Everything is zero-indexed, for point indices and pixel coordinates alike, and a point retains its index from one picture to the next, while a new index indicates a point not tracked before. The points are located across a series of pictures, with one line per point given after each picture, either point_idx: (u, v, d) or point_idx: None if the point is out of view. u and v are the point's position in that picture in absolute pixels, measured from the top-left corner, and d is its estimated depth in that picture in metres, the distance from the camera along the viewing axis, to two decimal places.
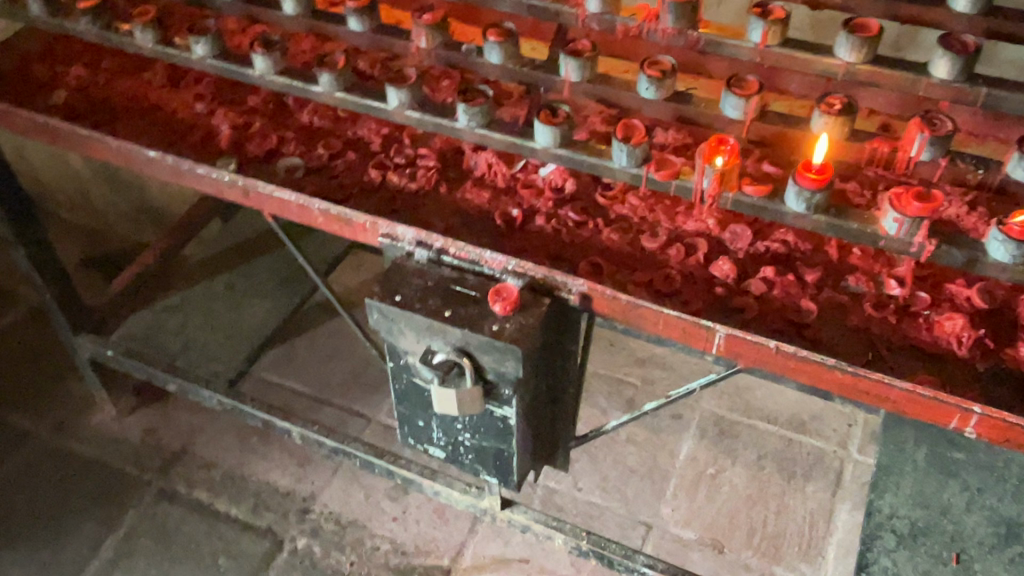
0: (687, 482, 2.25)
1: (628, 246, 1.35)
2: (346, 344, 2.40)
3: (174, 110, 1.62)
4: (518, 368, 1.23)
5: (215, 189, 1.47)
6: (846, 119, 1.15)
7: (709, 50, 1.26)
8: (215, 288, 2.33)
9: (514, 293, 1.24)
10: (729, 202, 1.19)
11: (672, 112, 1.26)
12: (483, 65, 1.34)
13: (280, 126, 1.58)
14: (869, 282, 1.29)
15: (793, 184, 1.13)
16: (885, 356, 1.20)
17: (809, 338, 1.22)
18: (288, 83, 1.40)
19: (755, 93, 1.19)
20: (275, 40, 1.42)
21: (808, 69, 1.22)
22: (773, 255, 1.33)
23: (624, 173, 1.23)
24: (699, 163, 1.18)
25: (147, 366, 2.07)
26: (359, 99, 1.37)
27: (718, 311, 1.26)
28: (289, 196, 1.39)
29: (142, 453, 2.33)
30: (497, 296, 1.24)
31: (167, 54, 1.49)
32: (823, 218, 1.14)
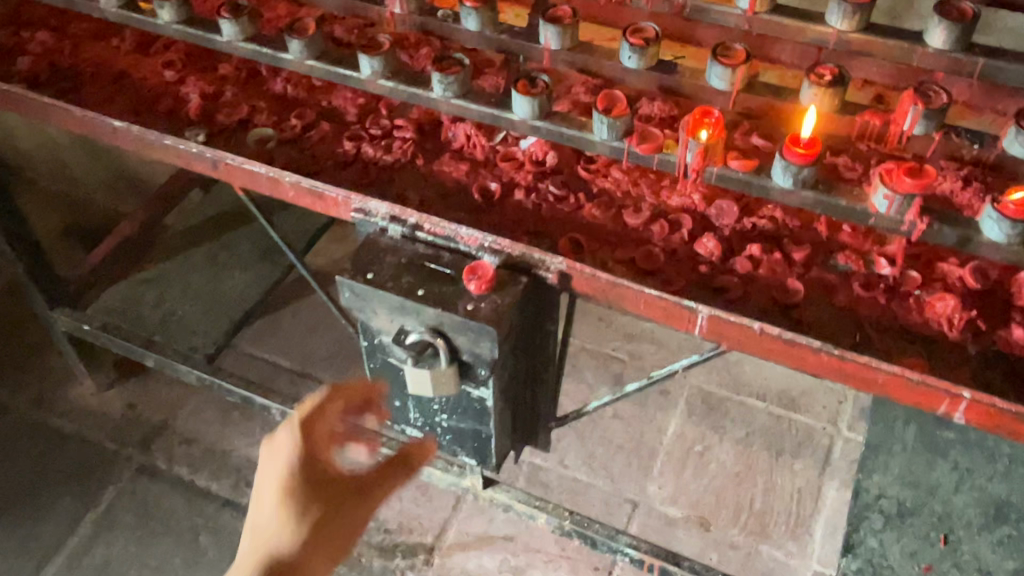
0: (674, 459, 2.23)
1: (610, 222, 1.30)
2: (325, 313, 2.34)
3: (142, 77, 1.56)
4: (494, 349, 1.19)
5: (183, 160, 1.41)
6: (837, 91, 1.10)
7: (696, 17, 1.20)
8: (195, 261, 2.28)
9: (490, 271, 1.19)
10: (713, 177, 1.14)
11: (656, 82, 1.21)
12: (460, 32, 1.28)
13: (252, 94, 1.52)
14: (858, 260, 1.24)
15: (780, 159, 1.08)
16: (874, 337, 1.16)
17: (796, 318, 1.18)
18: (258, 50, 1.34)
19: (742, 62, 1.13)
20: (243, 4, 1.36)
21: (798, 38, 1.16)
22: (761, 232, 1.28)
23: (605, 146, 1.18)
24: (683, 137, 1.12)
25: (123, 341, 2.02)
26: (331, 67, 1.31)
27: (702, 290, 1.21)
28: (259, 168, 1.34)
29: (121, 428, 2.30)
30: (472, 274, 1.19)
31: (132, 19, 1.42)
32: (811, 194, 1.09)
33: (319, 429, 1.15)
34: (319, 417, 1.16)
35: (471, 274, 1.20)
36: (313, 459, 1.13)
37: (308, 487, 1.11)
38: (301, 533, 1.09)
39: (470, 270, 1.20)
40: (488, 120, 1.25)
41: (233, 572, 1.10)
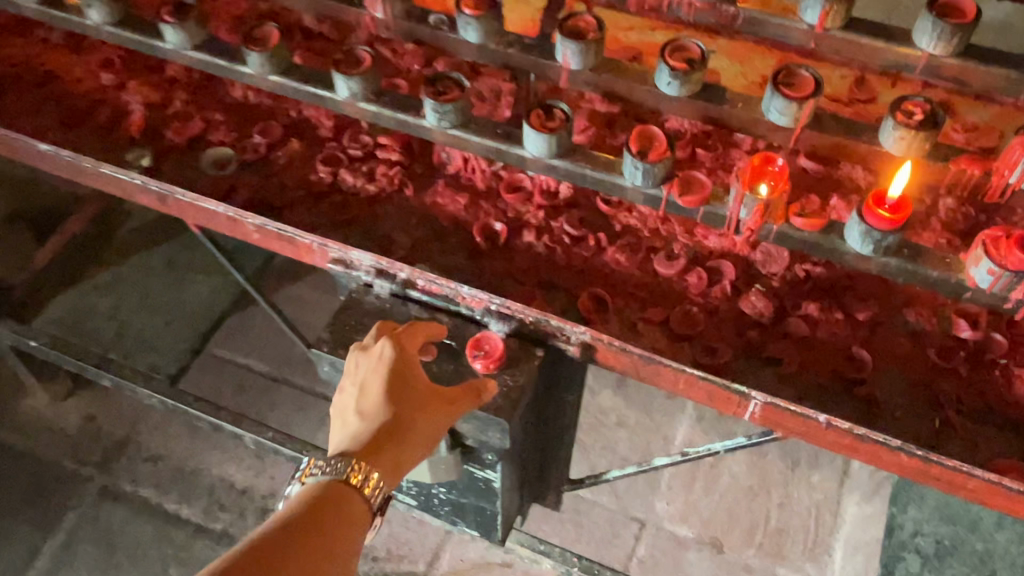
0: (683, 471, 2.07)
1: (638, 270, 1.10)
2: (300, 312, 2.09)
3: (75, 80, 1.31)
4: (505, 440, 1.00)
5: (125, 191, 1.19)
6: (930, 135, 0.89)
7: (748, 30, 0.98)
8: (153, 263, 2.04)
9: (499, 347, 1.01)
10: (772, 235, 0.94)
11: (699, 112, 0.98)
12: (456, 43, 1.05)
13: (207, 101, 1.28)
14: (931, 319, 1.05)
15: (859, 223, 0.87)
16: (956, 422, 0.98)
17: (863, 397, 0.99)
18: (209, 60, 1.10)
19: (811, 95, 0.91)
20: (189, 3, 1.11)
21: (875, 60, 0.95)
22: (815, 284, 1.08)
23: (638, 194, 0.97)
24: (737, 189, 0.92)
25: (75, 361, 1.81)
26: (299, 84, 1.08)
27: (749, 362, 1.02)
28: (215, 207, 1.11)
29: (80, 444, 2.10)
30: (477, 349, 1.02)
31: (56, 17, 1.17)
32: (894, 262, 0.89)
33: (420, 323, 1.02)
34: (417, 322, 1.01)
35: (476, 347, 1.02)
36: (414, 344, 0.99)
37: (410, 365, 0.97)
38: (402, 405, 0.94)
39: (475, 344, 1.02)
40: (494, 155, 1.03)
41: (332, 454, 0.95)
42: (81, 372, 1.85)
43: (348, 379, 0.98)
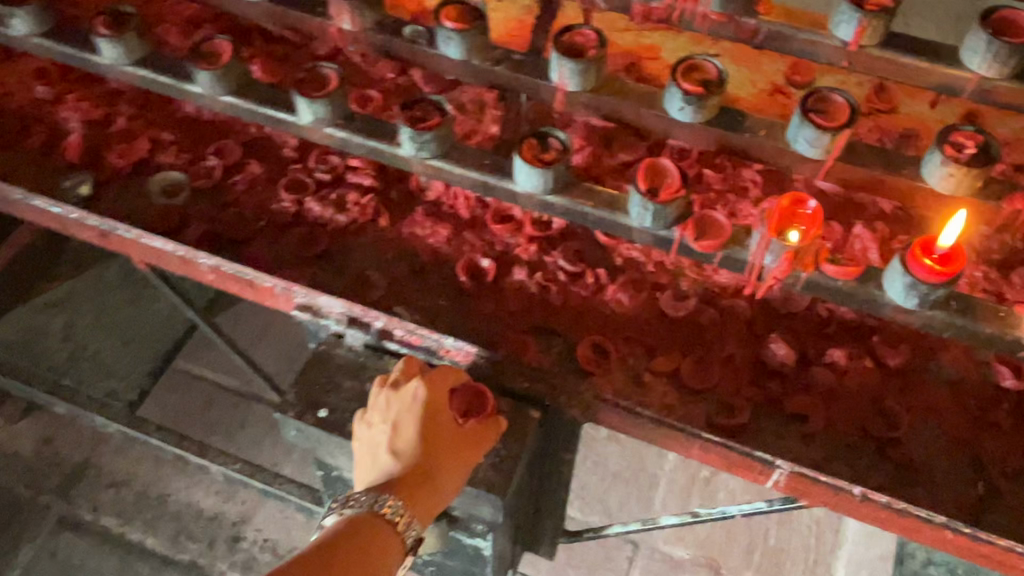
0: (677, 488, 1.98)
1: (643, 312, 0.98)
2: (265, 320, 1.92)
3: (6, 92, 1.17)
4: (496, 513, 0.89)
5: (62, 224, 1.05)
6: (983, 172, 0.77)
7: (771, 46, 0.85)
8: (108, 275, 1.88)
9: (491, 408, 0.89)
10: (801, 284, 0.82)
11: (714, 139, 0.86)
12: (435, 59, 0.91)
13: (155, 117, 1.14)
14: (969, 365, 0.94)
15: (904, 275, 0.76)
16: (1003, 487, 0.87)
17: (899, 460, 0.88)
18: (153, 78, 0.96)
19: (846, 125, 0.79)
20: (128, 12, 0.97)
21: (917, 82, 0.83)
22: (840, 325, 0.97)
23: (646, 235, 0.85)
24: (762, 234, 0.80)
25: (25, 388, 1.67)
26: (256, 106, 0.94)
27: (770, 419, 0.91)
28: (164, 245, 0.99)
29: (36, 470, 1.96)
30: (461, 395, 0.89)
31: None
32: (940, 316, 0.78)
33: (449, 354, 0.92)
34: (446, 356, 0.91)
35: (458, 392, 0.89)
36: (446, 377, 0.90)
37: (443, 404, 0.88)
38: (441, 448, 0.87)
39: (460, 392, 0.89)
40: (481, 189, 0.90)
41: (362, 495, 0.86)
42: (32, 399, 1.71)
43: (375, 414, 0.88)
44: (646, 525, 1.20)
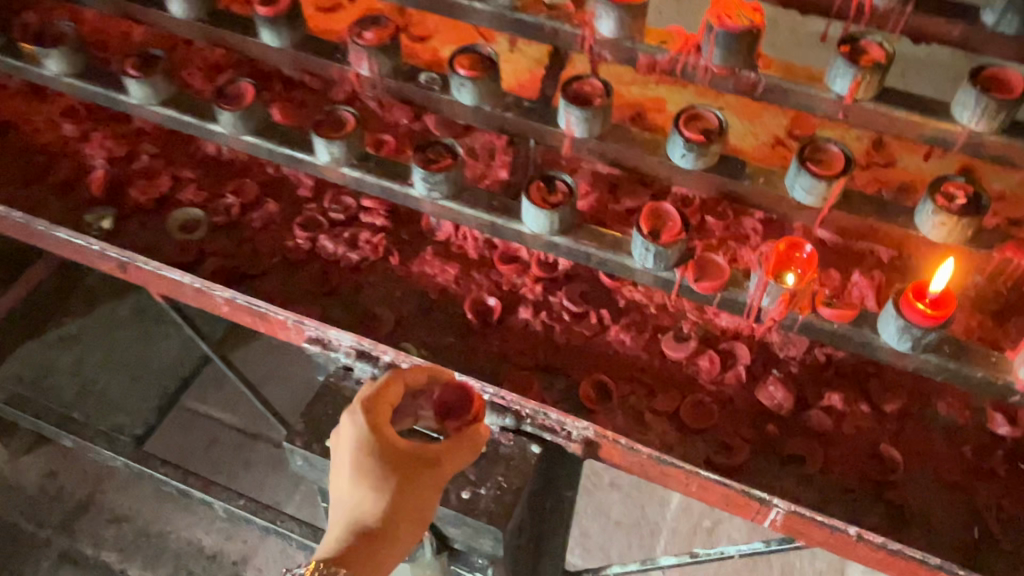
0: (679, 537, 1.97)
1: (645, 353, 1.00)
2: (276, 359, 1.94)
3: (35, 130, 1.21)
4: (497, 548, 0.89)
5: (83, 256, 1.08)
6: (971, 221, 0.80)
7: (770, 98, 0.89)
8: (120, 314, 1.88)
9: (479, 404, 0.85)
10: (798, 326, 0.84)
11: (715, 185, 0.90)
12: (449, 104, 0.96)
13: (177, 157, 1.18)
14: (966, 412, 0.96)
15: (896, 318, 0.78)
16: (998, 533, 0.88)
17: (895, 503, 0.89)
18: (178, 117, 1.01)
19: (840, 173, 0.83)
20: (157, 55, 1.02)
21: (911, 135, 0.86)
22: (838, 370, 0.99)
23: (648, 276, 0.88)
24: (759, 277, 0.83)
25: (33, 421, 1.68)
26: (275, 145, 0.98)
27: (768, 460, 0.92)
28: (181, 277, 1.02)
29: (39, 504, 1.96)
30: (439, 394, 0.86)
31: (12, 66, 1.07)
32: (934, 359, 0.81)
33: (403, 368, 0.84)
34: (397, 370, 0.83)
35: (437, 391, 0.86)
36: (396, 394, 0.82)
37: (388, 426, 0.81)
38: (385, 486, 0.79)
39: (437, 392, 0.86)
40: (489, 229, 0.94)
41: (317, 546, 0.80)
42: (40, 432, 1.73)
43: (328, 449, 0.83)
44: (644, 565, 1.21)
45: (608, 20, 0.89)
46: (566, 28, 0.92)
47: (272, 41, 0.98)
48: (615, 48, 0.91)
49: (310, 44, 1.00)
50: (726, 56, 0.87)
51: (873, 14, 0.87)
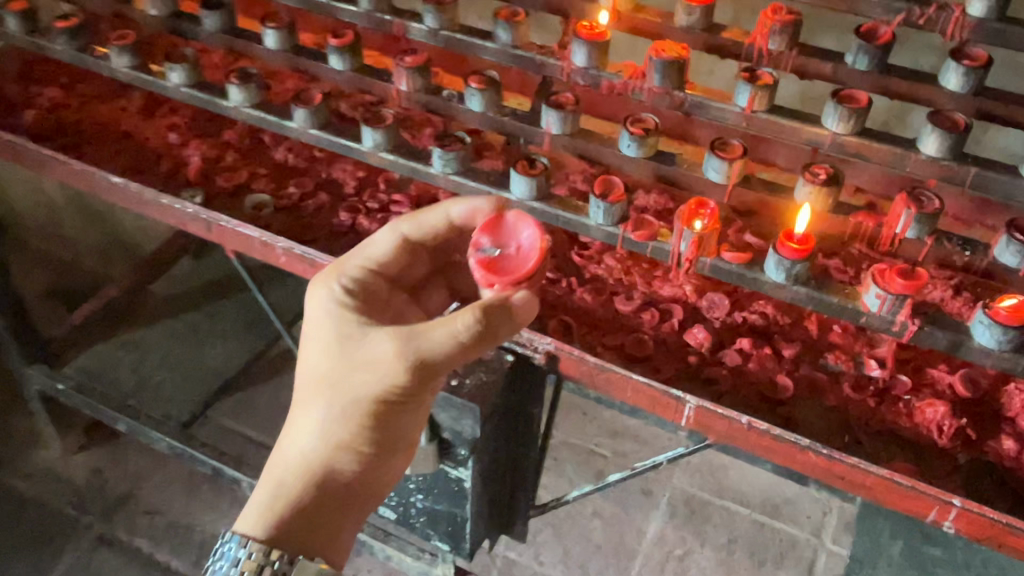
0: (653, 562, 2.17)
1: (602, 308, 1.29)
2: None
3: (146, 138, 1.57)
4: (476, 428, 1.17)
5: (178, 221, 1.41)
6: (831, 190, 1.11)
7: (695, 112, 1.23)
8: (177, 328, 2.28)
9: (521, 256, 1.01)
10: (707, 267, 1.15)
11: (653, 171, 1.22)
12: (463, 112, 1.30)
13: (253, 162, 1.53)
14: (848, 361, 1.23)
15: (773, 253, 1.09)
16: (862, 439, 1.14)
17: (783, 415, 1.16)
18: (262, 116, 1.37)
19: (739, 156, 1.15)
20: (252, 73, 1.39)
21: (795, 139, 1.18)
22: (751, 327, 1.27)
23: (600, 232, 1.19)
24: (677, 226, 1.14)
25: (97, 404, 1.96)
26: (334, 137, 1.33)
27: (690, 382, 1.20)
28: (253, 232, 1.33)
29: (84, 495, 2.21)
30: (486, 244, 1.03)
31: (142, 80, 1.45)
32: (804, 290, 1.10)
33: (404, 240, 1.09)
34: (393, 241, 1.08)
35: (484, 234, 1.04)
36: (387, 269, 1.09)
37: (343, 317, 0.99)
38: (354, 386, 0.96)
39: (485, 239, 1.04)
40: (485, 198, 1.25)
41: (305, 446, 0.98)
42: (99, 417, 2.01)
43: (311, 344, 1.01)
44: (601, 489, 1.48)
45: (580, 53, 1.25)
46: (551, 60, 1.28)
47: (338, 65, 1.35)
48: (585, 74, 1.26)
49: (365, 70, 1.37)
50: (663, 78, 1.21)
51: (769, 55, 1.22)
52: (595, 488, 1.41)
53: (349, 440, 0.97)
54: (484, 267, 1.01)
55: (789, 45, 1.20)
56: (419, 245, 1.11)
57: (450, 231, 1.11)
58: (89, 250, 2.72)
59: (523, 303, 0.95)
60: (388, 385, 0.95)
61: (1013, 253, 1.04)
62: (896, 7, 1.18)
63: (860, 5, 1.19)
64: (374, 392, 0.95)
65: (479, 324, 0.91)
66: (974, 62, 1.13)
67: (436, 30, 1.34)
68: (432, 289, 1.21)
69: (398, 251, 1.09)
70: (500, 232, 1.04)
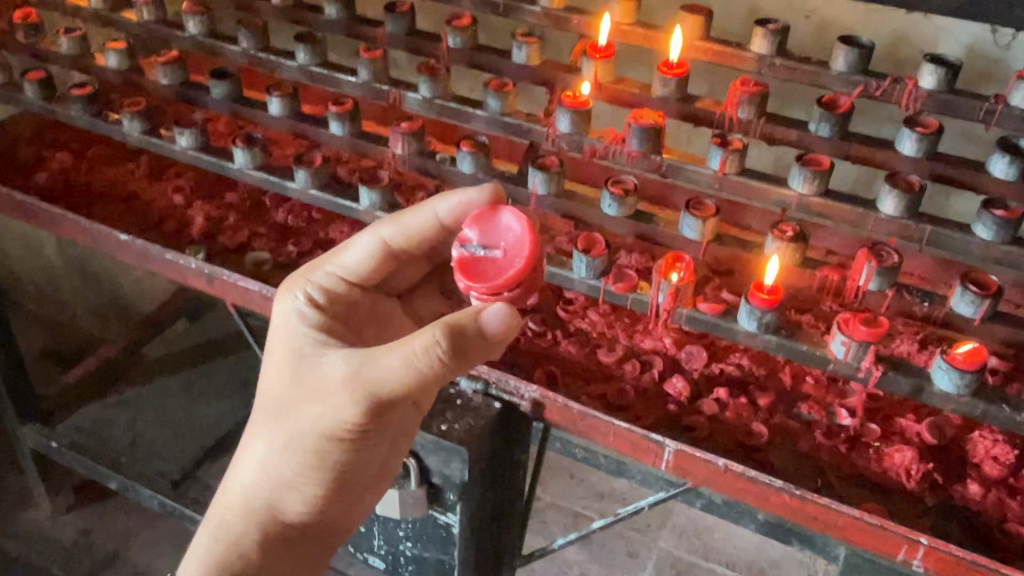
0: None
1: (586, 359, 1.36)
2: None
3: (152, 199, 1.65)
4: (464, 471, 1.22)
5: (180, 275, 1.48)
6: (798, 246, 1.19)
7: (671, 174, 1.31)
8: (172, 389, 2.32)
9: (502, 263, 1.01)
10: (683, 317, 1.21)
11: (634, 229, 1.30)
12: (455, 174, 1.39)
13: (254, 221, 1.60)
14: (821, 410, 1.28)
15: (746, 303, 1.16)
16: (834, 483, 1.18)
17: (757, 459, 1.21)
18: (265, 177, 1.45)
19: (713, 214, 1.23)
20: (257, 137, 1.48)
21: (765, 199, 1.27)
22: (728, 378, 1.33)
23: (583, 284, 1.25)
24: (655, 278, 1.22)
25: (89, 461, 1.99)
26: (331, 197, 1.41)
27: (670, 428, 1.25)
28: (254, 286, 1.41)
29: (71, 555, 2.21)
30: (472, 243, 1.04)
31: (151, 144, 1.54)
32: (775, 338, 1.16)
33: (384, 246, 1.12)
34: (375, 244, 1.12)
35: (475, 230, 1.04)
36: (363, 276, 1.14)
37: (305, 338, 1.04)
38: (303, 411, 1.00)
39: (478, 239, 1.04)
40: None
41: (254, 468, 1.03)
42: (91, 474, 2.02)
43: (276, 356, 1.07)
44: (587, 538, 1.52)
45: (565, 119, 1.34)
46: (537, 127, 1.37)
47: (337, 129, 1.44)
48: (569, 139, 1.35)
49: (363, 135, 1.46)
50: (641, 142, 1.30)
51: (739, 122, 1.32)
52: (578, 535, 1.46)
53: (297, 473, 1.02)
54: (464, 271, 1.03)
55: (758, 113, 1.30)
56: (401, 252, 1.14)
57: (440, 233, 1.14)
58: (87, 312, 2.78)
59: (497, 327, 0.93)
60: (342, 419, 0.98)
61: (968, 303, 1.12)
62: (855, 81, 1.29)
63: (822, 77, 1.29)
64: (327, 425, 0.99)
65: (434, 350, 0.91)
66: (926, 130, 1.23)
67: (430, 98, 1.44)
68: (420, 291, 1.30)
69: (381, 255, 1.14)
70: (490, 230, 1.04)
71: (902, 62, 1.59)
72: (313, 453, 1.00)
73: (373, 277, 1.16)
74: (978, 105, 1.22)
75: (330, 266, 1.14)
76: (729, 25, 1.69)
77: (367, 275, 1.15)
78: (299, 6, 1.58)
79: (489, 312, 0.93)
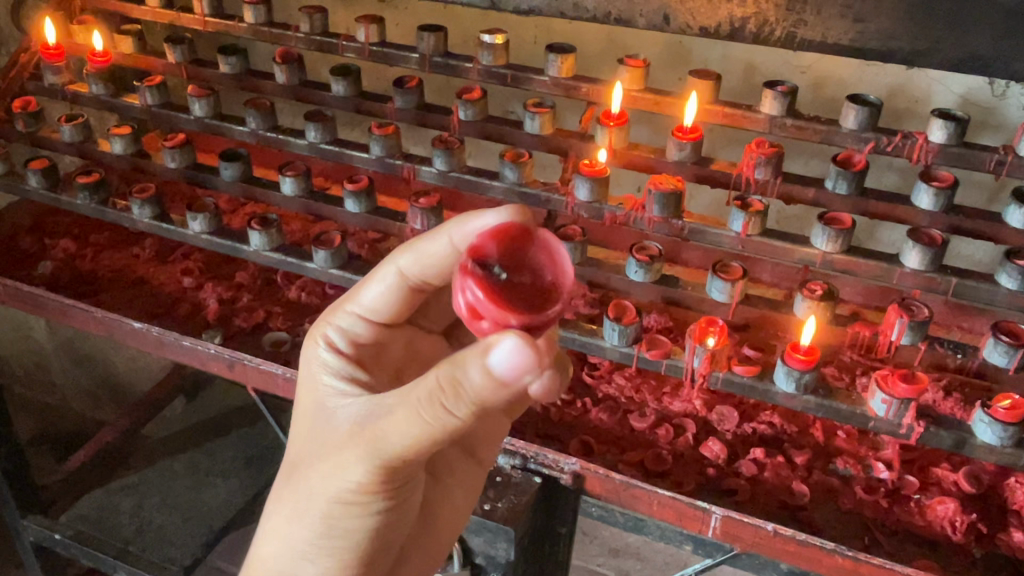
0: None
1: (618, 426, 1.34)
2: None
3: (160, 282, 1.62)
4: (509, 550, 1.23)
5: (199, 361, 1.46)
6: (829, 304, 1.21)
7: (694, 238, 1.32)
8: (175, 468, 2.32)
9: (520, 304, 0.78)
10: (719, 381, 1.23)
11: (660, 294, 1.32)
12: None
13: (268, 301, 1.58)
14: (857, 464, 1.28)
15: (783, 364, 1.17)
16: (882, 540, 1.17)
17: (804, 520, 1.19)
18: (283, 258, 1.45)
19: (741, 277, 1.26)
20: (272, 218, 1.47)
21: (789, 257, 1.28)
22: (761, 437, 1.33)
23: (615, 352, 1.28)
24: (691, 343, 1.24)
25: (97, 553, 1.92)
26: (353, 275, 1.41)
27: (710, 493, 1.23)
28: (277, 368, 1.39)
29: None
30: (519, 227, 0.82)
31: (162, 229, 1.53)
32: (812, 398, 1.17)
33: (400, 277, 0.98)
34: (390, 277, 0.98)
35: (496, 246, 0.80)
36: (388, 310, 1.02)
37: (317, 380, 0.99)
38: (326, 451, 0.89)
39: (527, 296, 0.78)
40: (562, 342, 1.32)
41: (279, 513, 0.93)
42: (98, 566, 1.95)
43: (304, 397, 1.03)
44: None
45: (583, 187, 1.35)
46: (555, 196, 1.38)
47: (353, 207, 1.44)
48: (589, 207, 1.36)
49: (379, 212, 1.46)
50: (663, 208, 1.31)
51: (756, 182, 1.33)
52: None
53: (318, 520, 0.90)
54: (480, 249, 0.79)
55: (775, 174, 1.32)
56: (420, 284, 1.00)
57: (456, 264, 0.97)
58: (78, 393, 2.72)
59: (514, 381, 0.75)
60: (345, 485, 0.87)
61: (1001, 353, 1.14)
62: (866, 138, 1.29)
63: (834, 136, 1.29)
64: (328, 491, 0.88)
65: (442, 402, 0.76)
66: (941, 185, 1.25)
67: (446, 171, 1.44)
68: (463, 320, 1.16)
69: (405, 293, 1.00)
70: (512, 253, 0.80)
71: (899, 113, 1.63)
72: (325, 529, 0.91)
73: (400, 315, 1.03)
74: (989, 157, 1.22)
75: (348, 307, 1.02)
76: (726, 84, 1.72)
77: (392, 314, 1.02)
78: (304, 84, 1.58)
79: (499, 351, 0.72)
